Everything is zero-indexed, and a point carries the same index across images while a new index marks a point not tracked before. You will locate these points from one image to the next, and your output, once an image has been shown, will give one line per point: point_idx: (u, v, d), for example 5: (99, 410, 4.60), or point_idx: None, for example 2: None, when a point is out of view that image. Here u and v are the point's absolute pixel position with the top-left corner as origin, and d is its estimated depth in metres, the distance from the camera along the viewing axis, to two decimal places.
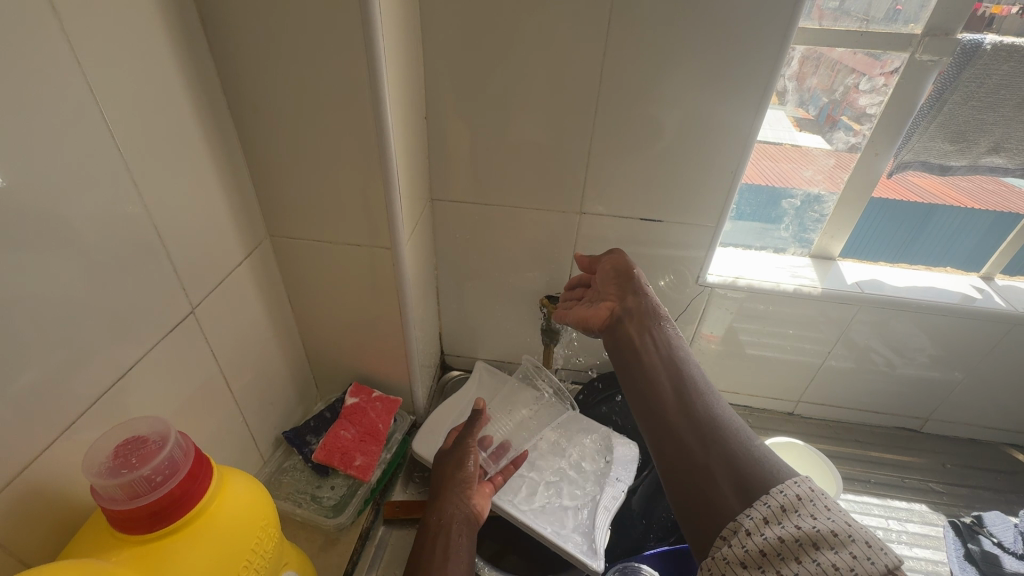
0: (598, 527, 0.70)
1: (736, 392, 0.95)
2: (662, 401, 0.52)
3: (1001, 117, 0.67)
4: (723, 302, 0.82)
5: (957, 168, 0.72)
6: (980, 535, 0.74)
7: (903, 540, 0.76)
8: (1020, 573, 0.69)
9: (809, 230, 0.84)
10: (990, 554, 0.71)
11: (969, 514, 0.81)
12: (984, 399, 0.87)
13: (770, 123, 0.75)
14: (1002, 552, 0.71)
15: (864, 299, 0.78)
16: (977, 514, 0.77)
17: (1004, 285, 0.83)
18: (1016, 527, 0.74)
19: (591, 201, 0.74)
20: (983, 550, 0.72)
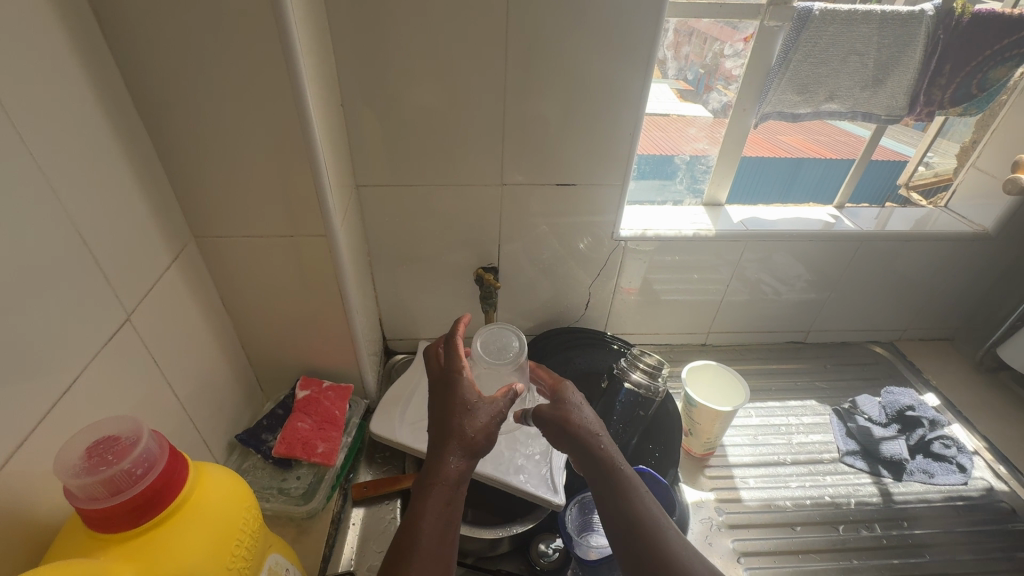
0: (555, 468, 0.78)
1: (657, 333, 1.07)
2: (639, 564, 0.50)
3: (831, 70, 0.81)
4: (635, 254, 0.92)
5: (806, 115, 0.87)
6: (856, 415, 0.90)
7: (801, 430, 0.90)
8: (886, 438, 0.85)
9: (699, 181, 0.96)
10: (864, 428, 0.87)
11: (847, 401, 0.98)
12: (848, 307, 1.05)
13: (656, 97, 0.86)
14: (872, 425, 0.88)
15: (748, 235, 0.91)
16: (852, 399, 0.94)
17: (852, 211, 0.99)
18: (880, 403, 0.91)
19: (510, 173, 0.79)
20: (859, 426, 0.88)
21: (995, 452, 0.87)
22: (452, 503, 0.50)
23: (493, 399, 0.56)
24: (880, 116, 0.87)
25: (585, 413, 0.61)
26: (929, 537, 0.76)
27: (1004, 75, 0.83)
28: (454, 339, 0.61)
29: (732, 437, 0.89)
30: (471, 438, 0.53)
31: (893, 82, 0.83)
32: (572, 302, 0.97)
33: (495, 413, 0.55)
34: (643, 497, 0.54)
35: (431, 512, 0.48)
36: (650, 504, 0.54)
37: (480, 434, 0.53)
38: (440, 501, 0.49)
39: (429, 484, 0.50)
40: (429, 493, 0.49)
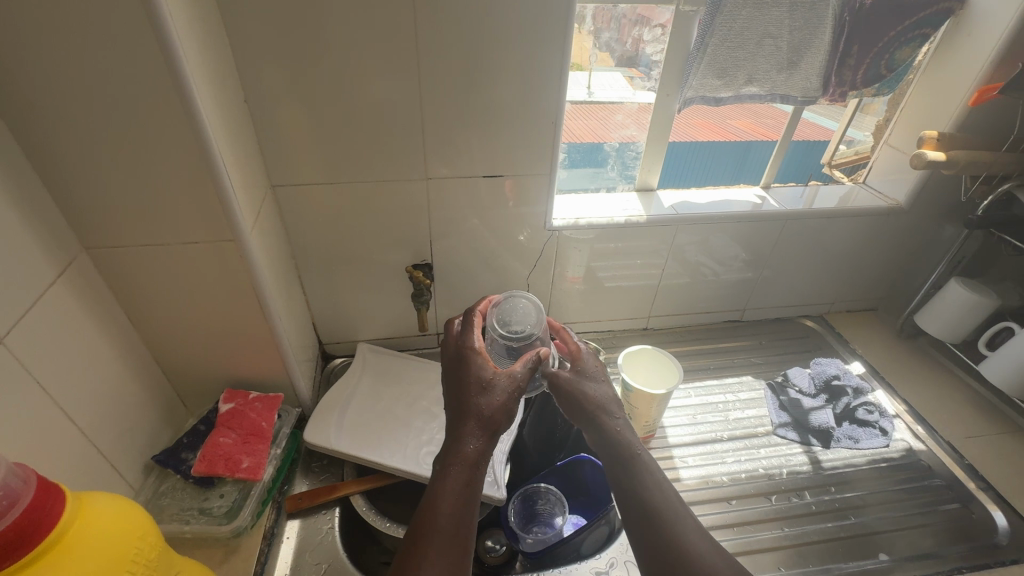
0: (498, 462, 0.78)
1: (600, 321, 1.07)
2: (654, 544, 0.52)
3: (748, 54, 0.83)
4: (570, 243, 0.91)
5: (728, 99, 0.89)
6: (788, 388, 0.94)
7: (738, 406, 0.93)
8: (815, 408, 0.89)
9: (630, 167, 0.96)
10: (795, 400, 0.91)
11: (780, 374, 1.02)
12: (780, 284, 1.09)
13: (610, 84, 0.87)
14: (802, 396, 0.92)
15: (678, 219, 0.92)
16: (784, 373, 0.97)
17: (778, 191, 1.02)
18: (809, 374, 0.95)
19: (434, 167, 0.77)
20: (790, 398, 0.92)
21: (914, 414, 0.92)
22: (472, 482, 0.52)
23: (511, 374, 0.58)
24: (796, 98, 0.89)
25: (599, 387, 0.64)
26: (855, 500, 0.80)
27: (909, 55, 0.88)
28: (470, 320, 0.64)
29: (673, 418, 0.91)
30: (488, 415, 0.55)
31: (807, 64, 0.86)
32: (511, 294, 0.97)
33: (512, 390, 0.57)
34: (651, 476, 0.57)
35: (451, 487, 0.51)
36: (656, 480, 0.57)
37: (497, 412, 0.55)
38: (459, 480, 0.52)
39: (446, 464, 0.53)
40: (447, 474, 0.52)
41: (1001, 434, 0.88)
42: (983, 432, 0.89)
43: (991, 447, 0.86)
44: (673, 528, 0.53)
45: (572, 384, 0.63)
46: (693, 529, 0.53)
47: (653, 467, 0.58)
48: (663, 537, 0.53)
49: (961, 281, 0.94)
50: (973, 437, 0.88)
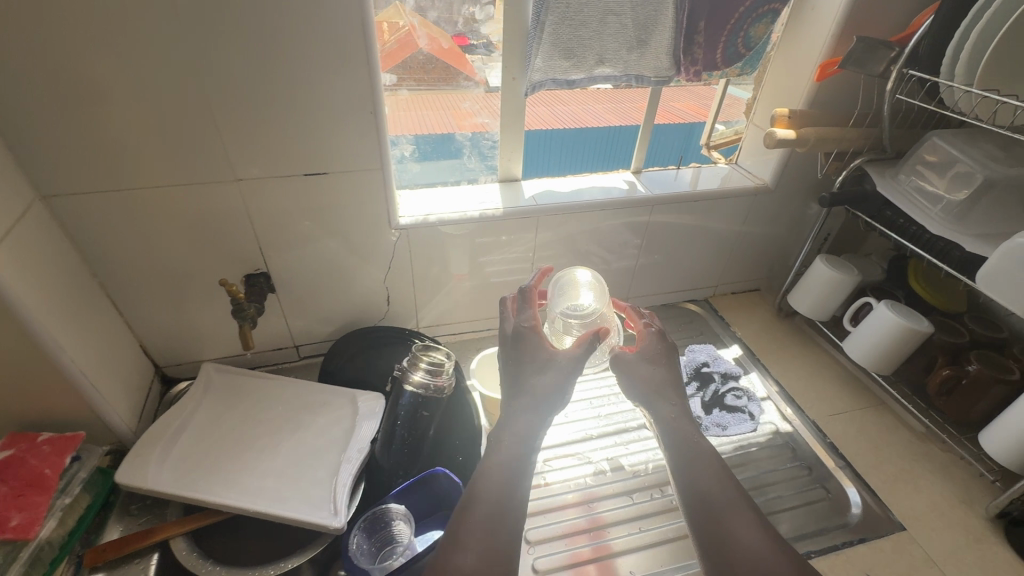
0: (342, 486, 0.72)
1: (477, 320, 1.02)
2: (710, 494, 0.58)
3: (592, 32, 0.79)
4: (424, 242, 0.85)
5: (580, 81, 0.84)
6: None
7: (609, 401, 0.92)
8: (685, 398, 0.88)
9: (490, 157, 0.91)
10: None
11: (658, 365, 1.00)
12: (659, 272, 1.07)
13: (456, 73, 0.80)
14: None
15: (538, 210, 0.88)
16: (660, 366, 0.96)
17: (648, 176, 0.98)
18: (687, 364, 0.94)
19: (243, 167, 0.69)
20: None
21: (783, 395, 0.92)
22: (519, 459, 0.57)
23: (570, 351, 0.65)
24: (650, 78, 0.85)
25: (650, 368, 0.69)
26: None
27: (765, 32, 0.86)
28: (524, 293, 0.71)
29: (544, 420, 0.87)
30: (546, 375, 0.63)
31: (656, 42, 0.82)
32: (369, 300, 0.90)
33: (575, 356, 0.64)
34: (710, 463, 0.61)
35: (517, 428, 0.59)
36: (705, 455, 0.62)
37: (552, 382, 0.63)
38: (499, 477, 0.55)
39: (493, 446, 0.58)
40: (497, 451, 0.57)
41: (864, 409, 0.89)
42: (847, 408, 0.89)
43: (853, 423, 0.87)
44: (731, 526, 0.55)
45: (627, 365, 0.70)
46: (756, 522, 0.55)
47: (715, 459, 0.62)
48: (726, 529, 0.55)
49: (824, 259, 0.95)
50: (837, 414, 0.89)
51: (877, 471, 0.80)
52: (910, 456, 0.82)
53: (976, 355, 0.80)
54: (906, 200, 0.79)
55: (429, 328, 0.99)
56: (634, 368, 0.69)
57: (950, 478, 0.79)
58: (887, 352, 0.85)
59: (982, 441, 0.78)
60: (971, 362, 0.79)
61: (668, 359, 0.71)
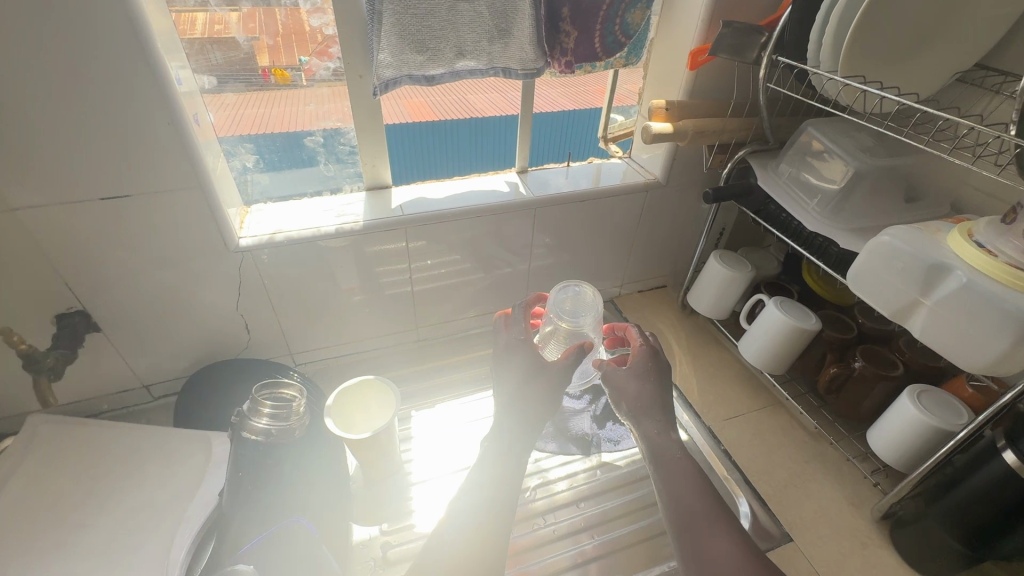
0: (176, 549, 0.63)
1: (361, 341, 0.94)
2: (671, 474, 0.62)
3: (443, 22, 0.71)
4: (277, 263, 0.76)
5: (440, 76, 0.76)
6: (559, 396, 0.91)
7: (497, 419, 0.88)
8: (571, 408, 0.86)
9: (350, 163, 0.82)
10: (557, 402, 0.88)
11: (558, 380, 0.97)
12: (557, 276, 1.01)
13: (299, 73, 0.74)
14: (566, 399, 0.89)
15: (404, 220, 0.80)
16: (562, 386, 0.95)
17: (535, 176, 0.92)
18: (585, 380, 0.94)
19: (19, 193, 0.58)
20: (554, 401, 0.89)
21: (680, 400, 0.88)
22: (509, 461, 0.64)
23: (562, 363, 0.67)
24: (517, 71, 0.78)
25: (639, 385, 0.68)
26: (604, 510, 0.73)
27: (642, 19, 0.80)
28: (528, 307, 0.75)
29: (427, 449, 0.81)
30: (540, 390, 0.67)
31: (518, 31, 0.75)
32: (222, 330, 0.80)
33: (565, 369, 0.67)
34: (700, 478, 0.62)
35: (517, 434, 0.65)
36: (666, 430, 0.65)
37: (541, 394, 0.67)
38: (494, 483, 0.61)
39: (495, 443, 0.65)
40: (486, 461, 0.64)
41: (759, 409, 0.86)
42: (743, 410, 0.86)
43: (748, 426, 0.84)
44: (700, 536, 0.57)
45: (617, 380, 0.68)
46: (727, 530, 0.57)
47: (695, 471, 0.62)
48: (699, 540, 0.57)
49: (718, 256, 0.92)
50: (734, 417, 0.85)
51: (768, 477, 0.77)
52: (803, 457, 0.80)
53: (861, 351, 0.78)
54: (785, 194, 0.76)
55: (304, 353, 0.90)
56: (625, 382, 0.68)
57: (839, 479, 0.77)
58: (777, 352, 0.82)
59: (870, 439, 0.76)
60: (855, 359, 0.77)
61: (658, 375, 0.69)
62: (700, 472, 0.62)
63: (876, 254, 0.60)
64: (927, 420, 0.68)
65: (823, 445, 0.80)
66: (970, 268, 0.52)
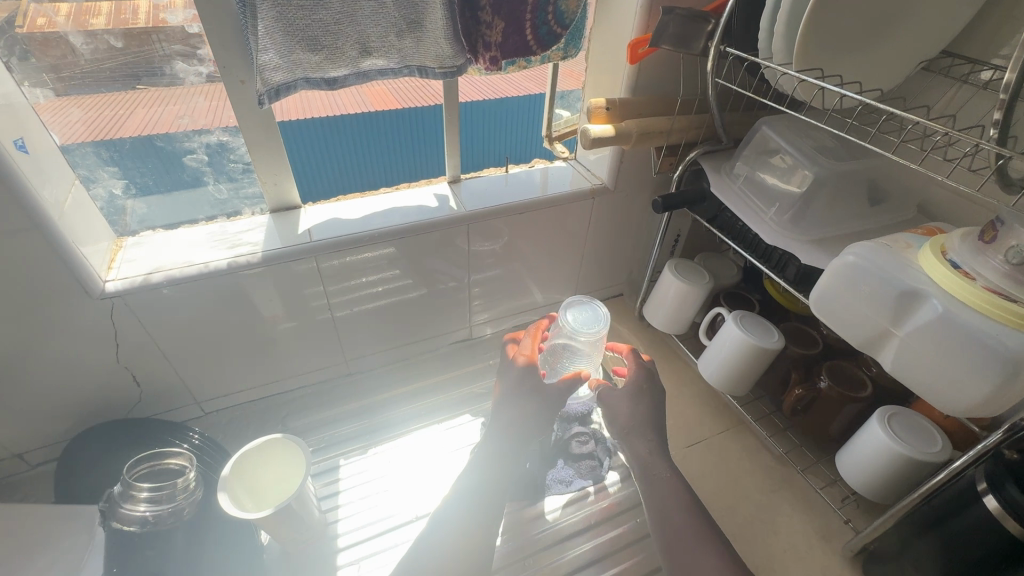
0: None
1: (280, 381, 0.83)
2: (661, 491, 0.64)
3: (338, 14, 0.60)
4: (158, 307, 0.65)
5: (346, 78, 0.65)
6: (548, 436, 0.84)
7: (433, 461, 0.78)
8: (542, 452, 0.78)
9: (245, 183, 0.70)
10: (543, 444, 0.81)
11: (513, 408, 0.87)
12: (500, 293, 0.92)
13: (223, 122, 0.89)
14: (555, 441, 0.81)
15: (313, 248, 0.69)
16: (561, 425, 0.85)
17: (468, 186, 0.83)
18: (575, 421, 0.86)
19: None
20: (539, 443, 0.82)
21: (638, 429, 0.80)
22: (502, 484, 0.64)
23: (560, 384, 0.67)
24: (434, 70, 0.68)
25: (630, 406, 0.71)
26: (554, 567, 0.65)
27: (578, 5, 0.70)
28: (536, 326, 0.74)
29: (357, 499, 0.72)
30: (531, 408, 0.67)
31: (431, 23, 0.65)
32: (103, 385, 0.68)
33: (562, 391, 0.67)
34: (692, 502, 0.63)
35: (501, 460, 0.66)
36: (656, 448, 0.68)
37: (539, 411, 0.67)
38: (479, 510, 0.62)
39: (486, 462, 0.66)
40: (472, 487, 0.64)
41: (722, 433, 0.80)
42: (705, 435, 0.80)
43: (710, 453, 0.77)
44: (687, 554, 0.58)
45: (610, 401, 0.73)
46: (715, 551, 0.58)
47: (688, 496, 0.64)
48: (688, 559, 0.58)
49: (673, 266, 0.84)
50: (695, 444, 0.78)
51: (733, 513, 0.70)
52: (768, 486, 0.73)
53: (827, 368, 0.72)
54: (740, 201, 0.68)
55: (212, 400, 0.79)
56: (618, 403, 0.73)
57: (808, 509, 0.70)
58: (739, 371, 0.75)
59: (839, 464, 0.70)
60: (821, 379, 0.70)
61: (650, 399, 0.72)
62: (692, 495, 0.64)
63: (841, 274, 0.53)
64: (899, 448, 0.62)
65: (791, 471, 0.74)
66: (945, 294, 0.45)
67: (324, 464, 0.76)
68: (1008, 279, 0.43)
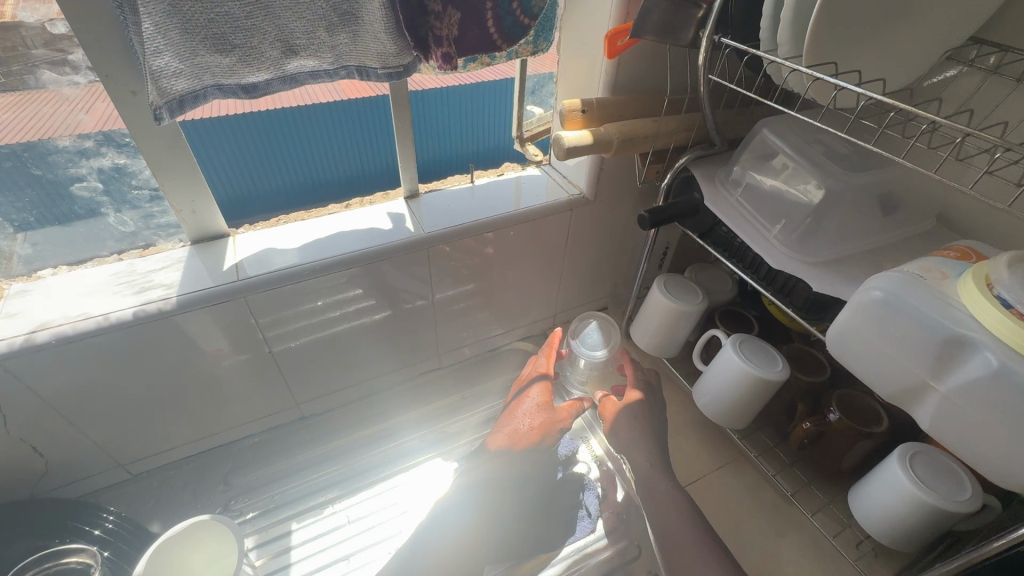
0: None
1: (220, 433, 0.72)
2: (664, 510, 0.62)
3: (249, 4, 0.48)
4: (50, 369, 0.53)
5: (269, 83, 0.54)
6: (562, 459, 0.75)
7: (401, 510, 0.69)
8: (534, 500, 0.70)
9: (157, 212, 0.59)
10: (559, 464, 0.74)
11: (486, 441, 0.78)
12: (472, 318, 0.82)
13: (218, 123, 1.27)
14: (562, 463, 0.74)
15: (240, 287, 0.58)
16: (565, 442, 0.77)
17: (428, 202, 0.72)
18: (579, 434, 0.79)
19: None
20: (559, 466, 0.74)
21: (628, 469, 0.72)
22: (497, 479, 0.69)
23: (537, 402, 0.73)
24: (376, 70, 0.57)
25: (629, 430, 0.68)
26: None
27: None
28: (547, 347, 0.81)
29: (313, 566, 0.63)
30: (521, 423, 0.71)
31: (368, 14, 0.53)
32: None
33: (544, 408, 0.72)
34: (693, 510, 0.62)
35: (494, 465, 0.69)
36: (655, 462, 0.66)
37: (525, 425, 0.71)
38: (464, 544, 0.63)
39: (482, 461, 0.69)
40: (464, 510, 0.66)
41: (721, 468, 0.72)
42: (703, 472, 0.72)
43: (709, 493, 0.70)
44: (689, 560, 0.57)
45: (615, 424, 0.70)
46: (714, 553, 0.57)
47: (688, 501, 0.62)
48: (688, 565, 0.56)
49: (662, 283, 0.75)
50: (692, 483, 0.71)
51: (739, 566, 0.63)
52: (775, 530, 0.66)
53: (837, 398, 0.64)
54: (738, 216, 0.59)
55: (141, 461, 0.68)
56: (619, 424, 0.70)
57: (821, 557, 0.63)
58: (739, 402, 0.67)
59: (854, 505, 0.63)
60: (831, 410, 0.63)
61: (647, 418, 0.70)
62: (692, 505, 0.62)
63: (867, 313, 0.45)
64: (924, 496, 0.54)
65: (801, 512, 0.66)
66: (1000, 344, 0.36)
67: (273, 530, 0.66)
68: None
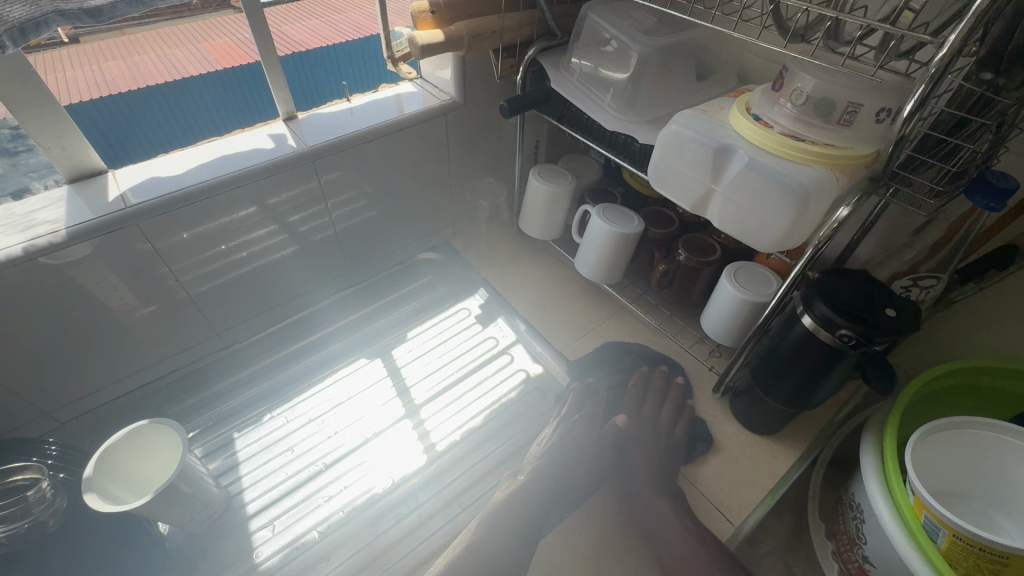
0: None
1: (141, 369, 0.74)
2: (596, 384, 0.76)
3: None
4: None
5: (115, 7, 0.54)
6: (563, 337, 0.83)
7: (333, 404, 0.76)
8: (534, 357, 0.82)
9: (27, 152, 0.61)
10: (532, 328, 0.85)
11: (379, 350, 0.84)
12: (375, 232, 0.88)
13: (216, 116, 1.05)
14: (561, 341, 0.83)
15: (129, 215, 0.60)
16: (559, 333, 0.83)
17: (305, 121, 0.76)
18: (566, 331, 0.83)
19: None
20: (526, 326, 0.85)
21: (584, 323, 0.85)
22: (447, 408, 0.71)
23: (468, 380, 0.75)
24: None
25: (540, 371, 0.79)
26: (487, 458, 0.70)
27: None
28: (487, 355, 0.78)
29: (423, 440, 0.73)
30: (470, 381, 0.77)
31: None
32: None
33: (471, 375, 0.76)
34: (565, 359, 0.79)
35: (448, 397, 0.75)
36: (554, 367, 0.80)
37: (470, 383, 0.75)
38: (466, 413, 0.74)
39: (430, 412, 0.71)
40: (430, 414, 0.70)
41: (608, 321, 0.86)
42: (592, 326, 0.85)
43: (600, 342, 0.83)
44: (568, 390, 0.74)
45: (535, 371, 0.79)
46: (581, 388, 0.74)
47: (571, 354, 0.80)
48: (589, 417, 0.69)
49: (537, 172, 0.85)
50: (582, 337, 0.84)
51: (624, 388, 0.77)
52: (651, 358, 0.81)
53: (683, 241, 0.78)
54: (581, 93, 0.69)
55: (67, 408, 0.70)
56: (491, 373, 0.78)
57: (685, 370, 0.79)
58: (611, 261, 0.80)
59: (704, 326, 0.78)
60: (679, 251, 0.76)
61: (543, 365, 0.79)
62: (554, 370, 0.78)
63: (668, 147, 0.56)
64: (744, 296, 0.69)
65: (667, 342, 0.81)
66: (751, 145, 0.50)
67: (216, 440, 0.71)
68: (798, 122, 0.49)
